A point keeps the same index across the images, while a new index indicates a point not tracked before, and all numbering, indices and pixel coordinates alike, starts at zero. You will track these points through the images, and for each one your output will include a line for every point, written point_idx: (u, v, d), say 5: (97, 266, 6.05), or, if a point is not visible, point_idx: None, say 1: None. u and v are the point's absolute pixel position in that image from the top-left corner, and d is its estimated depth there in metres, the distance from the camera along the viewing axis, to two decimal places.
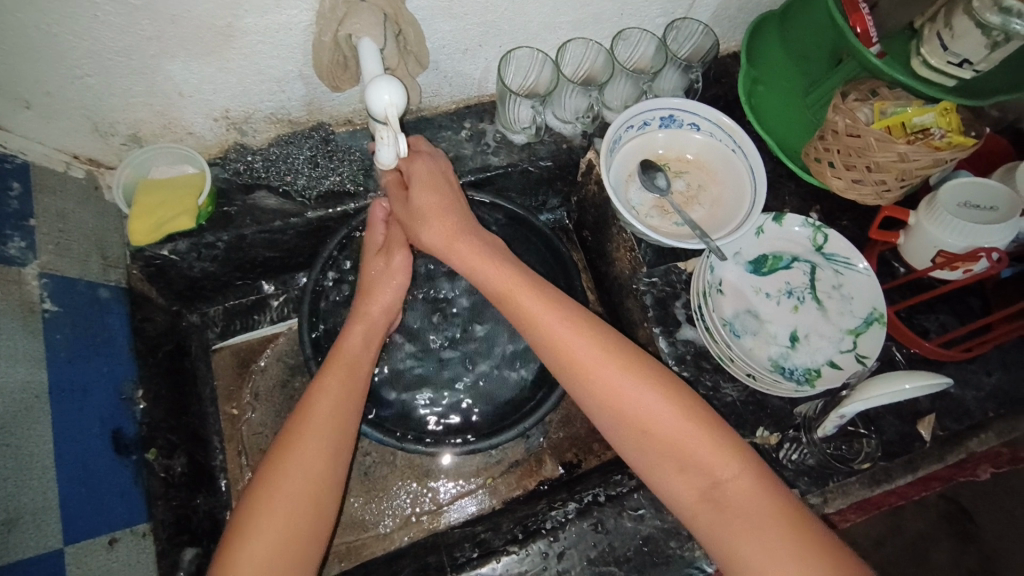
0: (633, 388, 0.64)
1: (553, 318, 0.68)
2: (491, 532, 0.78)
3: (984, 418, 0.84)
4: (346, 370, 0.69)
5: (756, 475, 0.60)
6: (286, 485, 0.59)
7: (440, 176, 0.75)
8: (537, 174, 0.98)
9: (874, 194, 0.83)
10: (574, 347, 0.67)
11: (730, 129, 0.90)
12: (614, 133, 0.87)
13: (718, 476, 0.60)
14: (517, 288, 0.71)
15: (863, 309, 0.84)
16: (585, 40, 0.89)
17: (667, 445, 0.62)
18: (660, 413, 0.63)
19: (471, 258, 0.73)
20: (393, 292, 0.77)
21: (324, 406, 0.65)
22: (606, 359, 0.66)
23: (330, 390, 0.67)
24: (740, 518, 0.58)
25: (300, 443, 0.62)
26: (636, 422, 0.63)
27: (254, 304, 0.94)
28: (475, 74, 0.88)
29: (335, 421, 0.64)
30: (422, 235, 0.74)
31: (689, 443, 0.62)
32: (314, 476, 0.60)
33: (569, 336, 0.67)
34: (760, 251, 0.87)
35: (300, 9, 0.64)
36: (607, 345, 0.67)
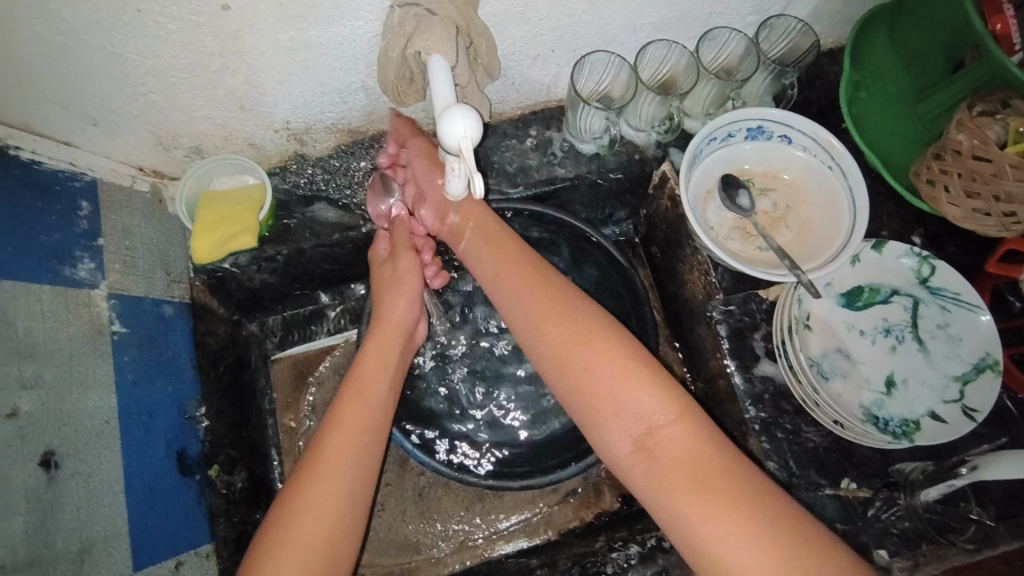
0: (599, 364, 0.58)
1: (547, 305, 0.63)
2: (547, 570, 0.75)
3: None
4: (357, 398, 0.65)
5: (690, 423, 0.55)
6: (302, 527, 0.56)
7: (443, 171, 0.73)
8: (605, 187, 0.91)
9: (999, 226, 0.73)
10: (551, 319, 0.62)
11: (828, 144, 0.80)
12: (696, 147, 0.79)
13: (651, 424, 0.55)
14: (520, 287, 0.65)
15: (973, 354, 0.75)
16: (668, 42, 0.80)
17: (619, 406, 0.57)
18: (604, 364, 0.58)
19: (490, 260, 0.69)
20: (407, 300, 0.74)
21: (337, 437, 0.62)
22: (582, 336, 0.60)
23: (341, 419, 0.63)
24: (670, 468, 0.54)
25: (314, 480, 0.58)
26: (597, 375, 0.58)
27: (311, 314, 0.93)
28: (544, 80, 0.82)
29: (351, 461, 0.61)
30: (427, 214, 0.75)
31: (649, 420, 0.56)
32: (332, 517, 0.57)
33: (575, 335, 0.60)
34: (855, 283, 0.79)
35: (366, 20, 0.59)
36: (559, 299, 0.63)
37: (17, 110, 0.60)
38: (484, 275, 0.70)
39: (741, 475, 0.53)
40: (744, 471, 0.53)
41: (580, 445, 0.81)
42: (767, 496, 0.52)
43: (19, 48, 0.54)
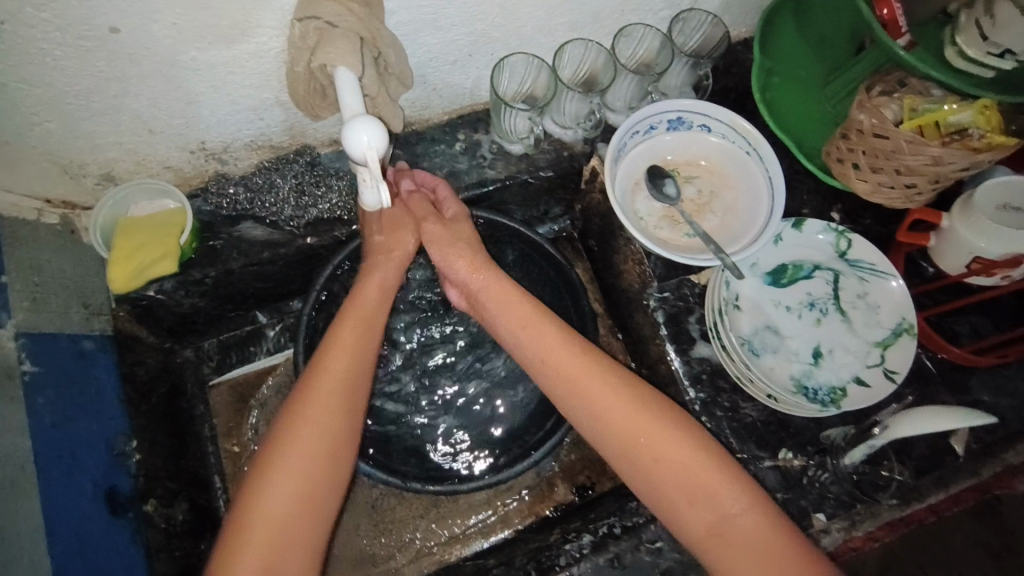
0: (664, 441, 0.60)
1: (623, 405, 0.62)
2: (503, 568, 0.76)
3: (1020, 428, 0.80)
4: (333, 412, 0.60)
5: (761, 508, 0.58)
6: (294, 452, 0.57)
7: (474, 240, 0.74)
8: (538, 185, 0.92)
9: (904, 198, 0.77)
10: (626, 408, 0.62)
11: (743, 130, 0.83)
12: (619, 141, 0.81)
13: (726, 511, 0.58)
14: (591, 384, 0.64)
15: (890, 320, 0.79)
16: (585, 41, 0.82)
17: (697, 491, 0.59)
18: (680, 452, 0.60)
19: (507, 309, 0.70)
20: (395, 269, 0.71)
21: (335, 362, 0.62)
22: (642, 415, 0.62)
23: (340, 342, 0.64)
24: (743, 549, 0.56)
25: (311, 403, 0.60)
26: (665, 469, 0.60)
27: (249, 335, 0.91)
28: (466, 84, 0.82)
29: (345, 388, 0.62)
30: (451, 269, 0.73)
31: (712, 488, 0.59)
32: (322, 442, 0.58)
33: (648, 425, 0.62)
34: (779, 261, 0.82)
35: (269, 36, 0.58)
36: (623, 390, 0.63)
37: None
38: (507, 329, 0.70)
39: (807, 555, 0.56)
40: (808, 549, 0.57)
41: (526, 442, 0.81)
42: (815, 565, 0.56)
43: None
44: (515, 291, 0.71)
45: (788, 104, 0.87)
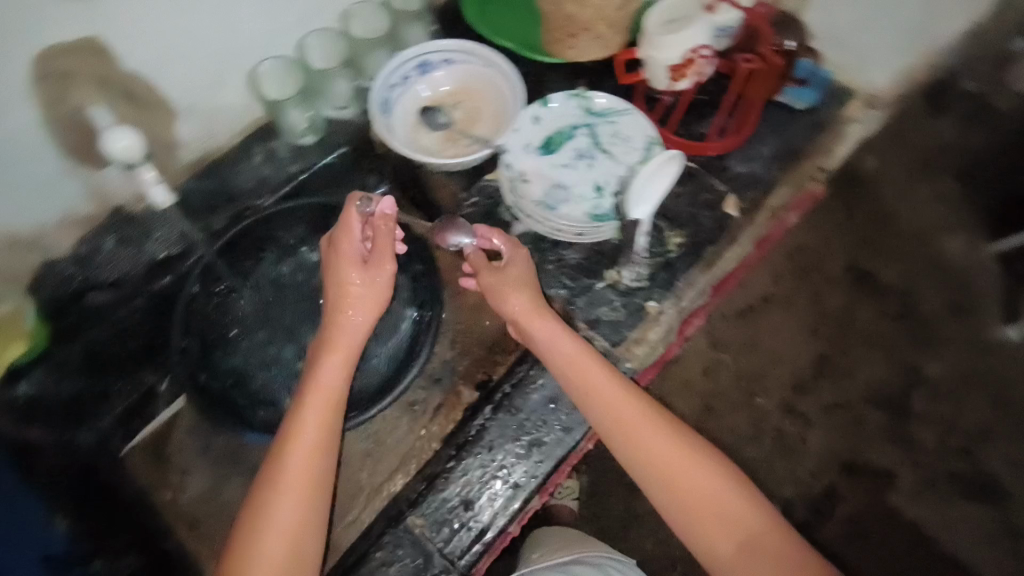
0: (672, 455, 0.71)
1: (641, 425, 0.73)
2: (434, 459, 0.91)
3: (770, 177, 1.01)
4: (312, 438, 0.70)
5: (769, 518, 0.68)
6: (270, 535, 0.65)
7: (531, 280, 0.82)
8: (339, 163, 1.02)
9: (604, 47, 0.96)
10: (625, 418, 0.74)
11: (471, 48, 0.99)
12: (379, 97, 0.96)
13: (740, 526, 0.67)
14: (612, 406, 0.75)
15: (642, 141, 0.97)
16: (319, 30, 0.94)
17: (680, 483, 0.70)
18: (685, 467, 0.71)
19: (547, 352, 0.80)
20: (369, 309, 0.74)
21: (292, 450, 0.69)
22: (651, 430, 0.73)
23: (281, 442, 0.70)
24: (758, 555, 0.66)
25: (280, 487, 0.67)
26: (699, 511, 0.69)
27: (141, 399, 0.92)
28: (236, 102, 0.91)
29: (305, 470, 0.68)
30: (512, 304, 0.81)
31: (712, 495, 0.69)
32: (292, 521, 0.66)
33: (639, 426, 0.73)
34: (544, 135, 0.99)
35: (24, 110, 0.71)
36: (634, 406, 0.75)
37: None
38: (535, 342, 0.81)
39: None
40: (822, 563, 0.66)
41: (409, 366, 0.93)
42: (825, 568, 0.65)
43: None
44: (562, 340, 0.79)
45: (503, 21, 1.04)
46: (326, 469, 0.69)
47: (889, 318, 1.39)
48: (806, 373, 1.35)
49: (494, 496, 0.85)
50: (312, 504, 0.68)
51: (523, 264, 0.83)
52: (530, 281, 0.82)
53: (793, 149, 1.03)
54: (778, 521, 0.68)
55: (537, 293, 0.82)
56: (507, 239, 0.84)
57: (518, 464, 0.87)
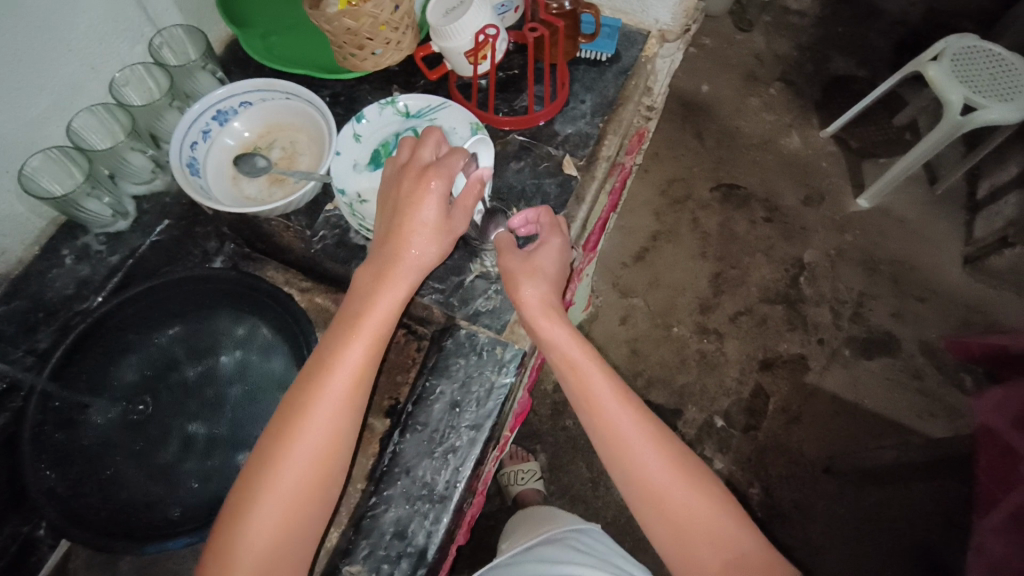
0: (655, 463, 0.70)
1: (626, 429, 0.72)
2: (359, 506, 0.85)
3: (598, 130, 1.05)
4: (335, 435, 0.68)
5: (742, 523, 0.69)
6: (280, 499, 0.65)
7: (554, 277, 0.80)
8: (167, 239, 0.95)
9: (396, 50, 0.95)
10: (612, 420, 0.72)
11: (271, 86, 0.96)
12: (182, 158, 0.90)
13: (716, 535, 0.67)
14: (602, 407, 0.73)
15: (466, 128, 0.96)
16: (88, 108, 0.88)
17: (659, 497, 0.69)
18: (664, 475, 0.70)
19: (547, 343, 0.77)
20: (401, 293, 0.74)
21: (322, 396, 0.68)
22: (637, 432, 0.72)
23: (348, 370, 0.70)
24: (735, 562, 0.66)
25: (298, 448, 0.66)
26: (676, 514, 0.68)
27: (19, 552, 0.84)
28: (17, 208, 0.84)
29: (337, 431, 0.69)
30: (524, 292, 0.77)
31: (688, 505, 0.69)
32: (303, 486, 0.66)
33: (623, 429, 0.72)
34: (370, 149, 0.96)
35: None
36: (622, 409, 0.73)
37: None
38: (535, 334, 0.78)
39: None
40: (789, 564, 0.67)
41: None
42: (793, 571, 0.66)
43: None
44: (566, 339, 0.76)
45: (294, 50, 1.02)
46: (341, 464, 0.70)
47: (762, 223, 1.66)
48: (707, 291, 1.58)
49: (424, 516, 0.80)
50: (317, 501, 0.68)
51: (552, 257, 0.80)
52: (555, 276, 0.80)
53: (609, 99, 1.08)
54: (747, 525, 0.69)
55: (558, 289, 0.80)
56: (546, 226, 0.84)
57: (440, 477, 0.82)
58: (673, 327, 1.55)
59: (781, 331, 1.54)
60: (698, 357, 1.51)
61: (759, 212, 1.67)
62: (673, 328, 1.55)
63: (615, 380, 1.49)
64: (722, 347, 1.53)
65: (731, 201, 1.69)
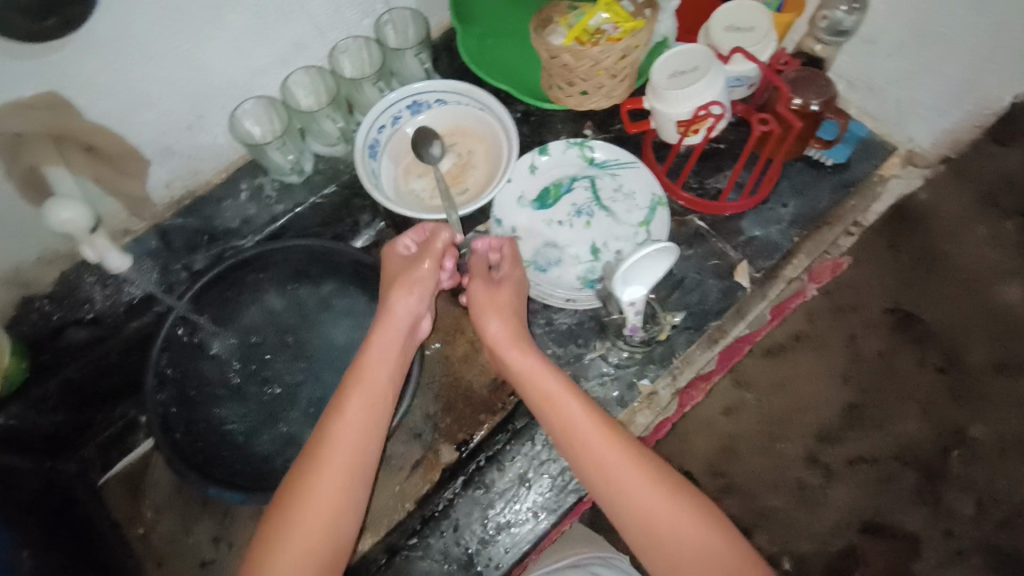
0: (641, 488, 0.62)
1: (606, 446, 0.65)
2: (399, 530, 0.87)
3: (791, 244, 0.92)
4: (361, 443, 0.65)
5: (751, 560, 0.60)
6: (316, 509, 0.61)
7: (518, 309, 0.76)
8: (329, 203, 1.00)
9: (604, 96, 0.88)
10: (602, 460, 0.64)
11: (470, 92, 0.95)
12: (367, 138, 0.92)
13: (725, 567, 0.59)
14: (578, 426, 0.67)
15: (645, 200, 0.91)
16: (305, 68, 0.91)
17: (652, 526, 0.61)
18: (657, 501, 0.62)
19: (519, 369, 0.72)
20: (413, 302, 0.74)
21: (332, 451, 0.65)
22: (620, 456, 0.64)
23: (377, 385, 0.69)
24: None
25: (302, 515, 0.61)
26: (690, 562, 0.59)
27: (122, 429, 0.97)
28: (219, 141, 0.91)
29: (340, 489, 0.63)
30: (489, 329, 0.74)
31: (686, 537, 0.60)
32: (328, 504, 0.62)
33: (615, 469, 0.64)
34: (541, 186, 0.93)
35: None
36: (601, 429, 0.66)
37: None
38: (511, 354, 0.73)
39: None
40: None
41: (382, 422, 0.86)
42: None
43: None
44: (536, 368, 0.71)
45: (506, 58, 0.99)
46: (368, 474, 0.65)
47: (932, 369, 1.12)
48: (832, 420, 1.11)
49: None
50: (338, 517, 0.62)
51: (516, 286, 0.77)
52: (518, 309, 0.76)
53: (816, 212, 0.94)
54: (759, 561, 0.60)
55: (522, 314, 0.76)
56: (508, 255, 0.80)
57: (484, 547, 0.81)
58: (778, 441, 1.10)
59: (903, 500, 1.07)
60: (795, 487, 1.08)
61: (935, 354, 1.12)
62: (776, 442, 1.10)
63: (688, 468, 1.09)
64: (828, 490, 1.07)
65: (905, 334, 1.13)
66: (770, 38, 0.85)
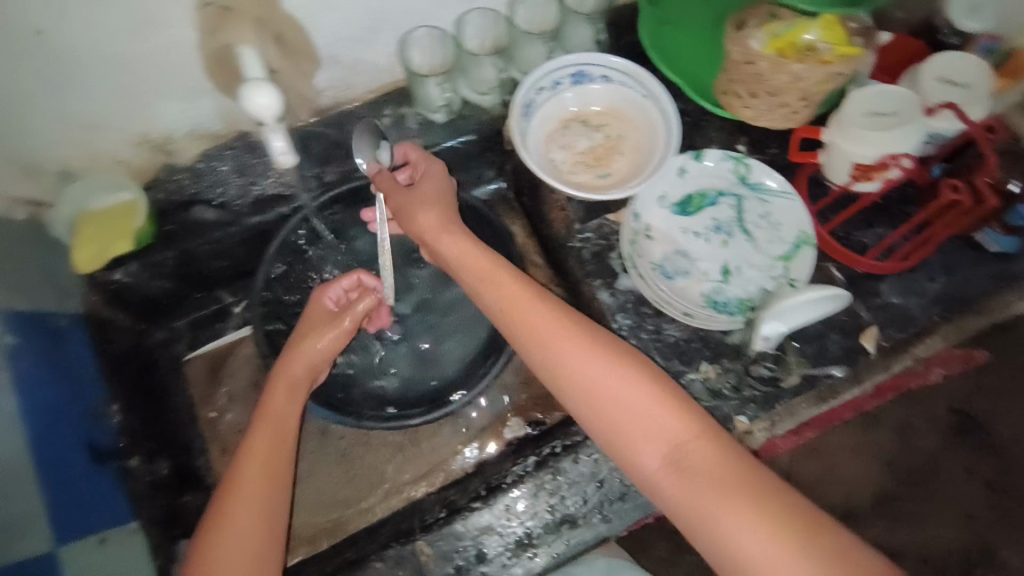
0: (603, 376, 0.64)
1: (573, 342, 0.66)
2: (459, 493, 0.89)
3: (928, 323, 0.87)
4: (265, 462, 0.69)
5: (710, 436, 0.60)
6: (235, 513, 0.65)
7: (449, 199, 0.80)
8: (465, 149, 0.99)
9: (784, 117, 0.82)
10: (563, 351, 0.66)
11: (638, 76, 0.90)
12: (524, 97, 0.88)
13: (678, 438, 0.61)
14: (547, 329, 0.67)
15: (791, 235, 0.86)
16: (483, 10, 0.88)
17: (611, 419, 0.62)
18: (623, 387, 0.63)
19: (495, 296, 0.71)
20: (332, 334, 0.77)
21: (251, 469, 0.68)
22: (583, 351, 0.65)
23: (276, 417, 0.72)
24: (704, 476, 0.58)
25: (240, 496, 0.66)
26: (647, 436, 0.61)
27: (216, 314, 0.99)
28: (382, 61, 0.88)
29: (264, 493, 0.67)
30: (420, 220, 0.78)
31: (647, 412, 0.62)
32: (251, 506, 0.66)
33: (583, 359, 0.65)
34: (685, 192, 0.89)
35: (181, 27, 0.68)
36: (565, 327, 0.67)
37: None
38: (473, 283, 0.74)
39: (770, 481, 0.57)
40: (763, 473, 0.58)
41: (465, 388, 0.89)
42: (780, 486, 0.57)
43: None
44: (508, 276, 0.72)
45: (681, 49, 0.91)
46: (283, 481, 0.69)
47: (978, 480, 0.94)
48: (902, 505, 0.94)
49: (507, 555, 0.80)
50: (270, 510, 0.66)
51: (435, 184, 0.81)
52: (448, 205, 0.79)
53: (964, 297, 0.88)
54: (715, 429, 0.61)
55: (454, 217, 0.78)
56: (415, 158, 0.84)
57: (542, 531, 0.80)
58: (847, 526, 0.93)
59: None
60: None
61: (988, 466, 0.94)
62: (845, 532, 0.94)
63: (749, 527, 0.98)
64: None
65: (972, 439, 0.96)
66: (983, 103, 0.79)
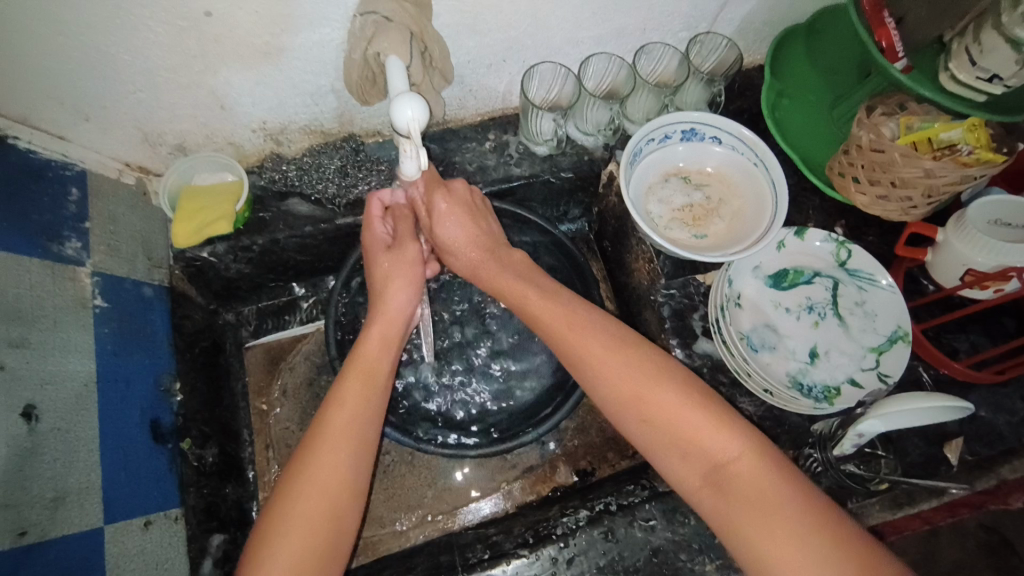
0: (649, 389, 0.61)
1: (619, 357, 0.64)
2: (503, 535, 0.84)
3: (1017, 444, 0.81)
4: (358, 404, 0.65)
5: (759, 455, 0.57)
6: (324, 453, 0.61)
7: (478, 218, 0.79)
8: (559, 185, 0.99)
9: (900, 210, 0.81)
10: (609, 363, 0.64)
11: (752, 143, 0.89)
12: (635, 146, 0.87)
13: (720, 461, 0.58)
14: (591, 343, 0.66)
15: (887, 328, 0.82)
16: (608, 55, 0.89)
17: (658, 432, 0.60)
18: (671, 406, 0.60)
19: (542, 307, 0.71)
20: (408, 290, 0.76)
21: (346, 415, 0.64)
22: (627, 366, 0.63)
23: (370, 365, 0.69)
24: (747, 500, 0.55)
25: (329, 437, 0.62)
26: (694, 456, 0.58)
27: (285, 305, 1.02)
28: (498, 87, 0.90)
29: (353, 440, 0.63)
30: (459, 262, 0.80)
31: (692, 434, 0.59)
32: (341, 447, 0.62)
33: (616, 365, 0.64)
34: (780, 266, 0.87)
35: (332, 28, 0.68)
36: (612, 341, 0.66)
37: (29, 110, 0.69)
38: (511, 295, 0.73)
39: (822, 512, 0.54)
40: (817, 502, 0.55)
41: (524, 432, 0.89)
42: (831, 512, 0.54)
43: (56, 51, 0.63)
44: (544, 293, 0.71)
45: (796, 122, 0.92)
46: (370, 425, 0.65)
47: None
48: None
49: None
50: (355, 459, 0.63)
51: (456, 223, 0.77)
52: (473, 218, 0.78)
53: None
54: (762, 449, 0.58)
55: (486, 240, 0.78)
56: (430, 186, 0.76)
57: None
58: None
59: None
60: None
61: None
62: None
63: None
64: None
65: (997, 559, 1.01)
66: None
